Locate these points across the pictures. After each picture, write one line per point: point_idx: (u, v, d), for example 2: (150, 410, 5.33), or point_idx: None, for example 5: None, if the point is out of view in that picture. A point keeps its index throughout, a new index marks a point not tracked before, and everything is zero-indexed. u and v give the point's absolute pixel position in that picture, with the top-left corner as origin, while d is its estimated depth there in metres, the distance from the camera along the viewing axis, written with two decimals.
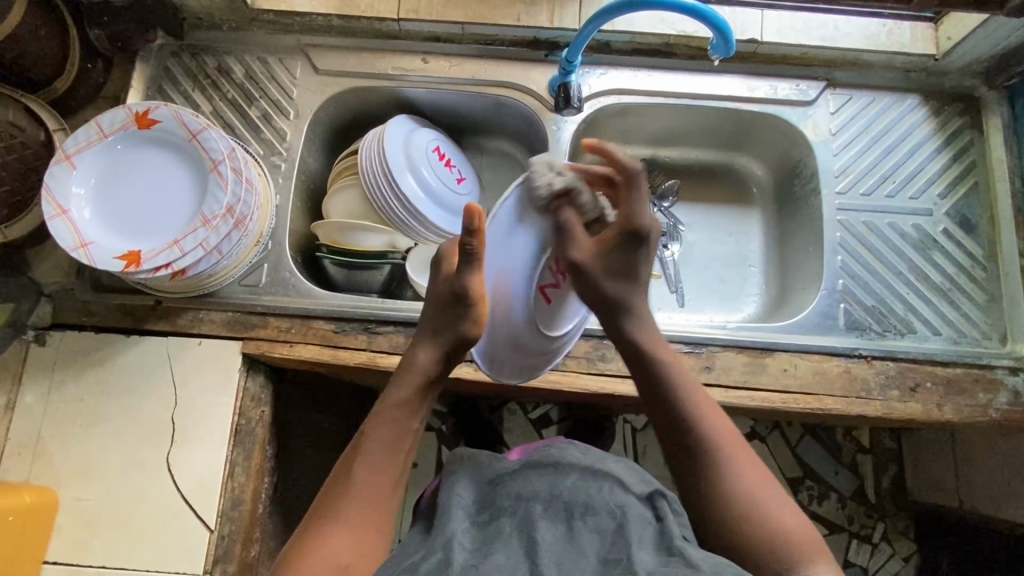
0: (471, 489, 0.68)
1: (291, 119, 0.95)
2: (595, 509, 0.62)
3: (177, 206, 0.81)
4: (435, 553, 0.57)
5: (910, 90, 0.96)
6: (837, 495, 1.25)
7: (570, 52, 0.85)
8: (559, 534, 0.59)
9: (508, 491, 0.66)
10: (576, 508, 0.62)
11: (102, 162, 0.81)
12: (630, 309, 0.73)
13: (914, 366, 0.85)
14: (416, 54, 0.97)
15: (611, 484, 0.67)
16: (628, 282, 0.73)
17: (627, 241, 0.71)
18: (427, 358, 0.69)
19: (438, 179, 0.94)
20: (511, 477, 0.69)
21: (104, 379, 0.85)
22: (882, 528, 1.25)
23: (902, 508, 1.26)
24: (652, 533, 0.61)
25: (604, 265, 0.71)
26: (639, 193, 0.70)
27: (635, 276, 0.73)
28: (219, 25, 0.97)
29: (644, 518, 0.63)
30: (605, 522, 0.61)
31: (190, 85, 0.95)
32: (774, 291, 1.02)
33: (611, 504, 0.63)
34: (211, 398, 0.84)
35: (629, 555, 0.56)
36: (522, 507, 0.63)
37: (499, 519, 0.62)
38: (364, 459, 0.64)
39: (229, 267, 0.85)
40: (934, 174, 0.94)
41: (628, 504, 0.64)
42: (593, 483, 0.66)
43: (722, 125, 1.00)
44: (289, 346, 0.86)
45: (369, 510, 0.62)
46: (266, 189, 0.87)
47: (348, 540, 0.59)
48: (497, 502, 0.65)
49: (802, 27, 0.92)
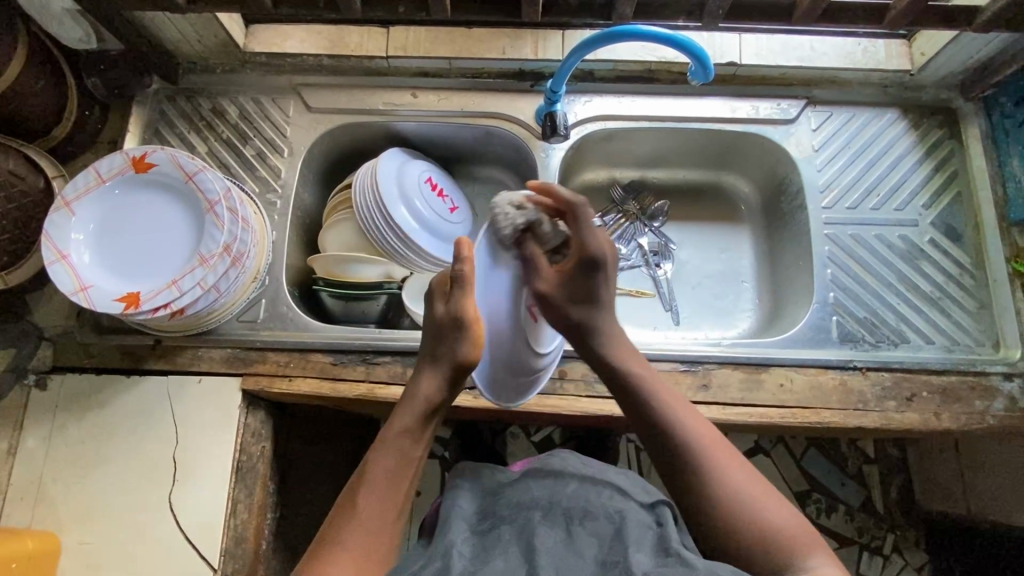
0: (473, 501, 0.70)
1: (285, 156, 0.97)
2: (593, 515, 0.64)
3: (177, 247, 0.83)
4: (436, 559, 0.59)
5: (889, 105, 0.98)
6: (845, 507, 1.25)
7: (555, 82, 0.87)
8: (559, 540, 0.61)
9: (510, 500, 0.67)
10: (574, 514, 0.64)
11: (102, 209, 0.83)
12: (595, 327, 0.71)
13: (909, 375, 0.86)
14: (406, 89, 0.99)
15: (611, 493, 0.68)
16: (591, 306, 0.71)
17: (584, 268, 0.68)
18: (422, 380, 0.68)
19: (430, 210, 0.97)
20: (509, 487, 0.70)
21: (106, 420, 0.85)
22: (892, 538, 1.24)
23: (911, 517, 1.25)
24: (651, 539, 0.61)
25: (561, 295, 0.70)
26: (585, 223, 0.69)
27: (601, 297, 0.71)
28: (213, 68, 1.00)
29: (643, 523, 0.63)
30: (604, 527, 0.63)
31: (186, 127, 0.98)
32: (768, 308, 1.02)
33: (610, 510, 0.65)
34: (212, 436, 0.85)
35: (626, 556, 0.58)
36: (522, 515, 0.64)
37: (500, 526, 0.64)
38: (359, 505, 0.61)
39: (229, 303, 0.86)
40: (917, 186, 0.95)
41: (628, 509, 0.65)
42: (593, 491, 0.67)
43: (707, 145, 1.02)
44: (289, 380, 0.87)
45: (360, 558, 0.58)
46: (262, 226, 0.89)
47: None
48: (499, 512, 0.67)
49: (780, 49, 0.95)
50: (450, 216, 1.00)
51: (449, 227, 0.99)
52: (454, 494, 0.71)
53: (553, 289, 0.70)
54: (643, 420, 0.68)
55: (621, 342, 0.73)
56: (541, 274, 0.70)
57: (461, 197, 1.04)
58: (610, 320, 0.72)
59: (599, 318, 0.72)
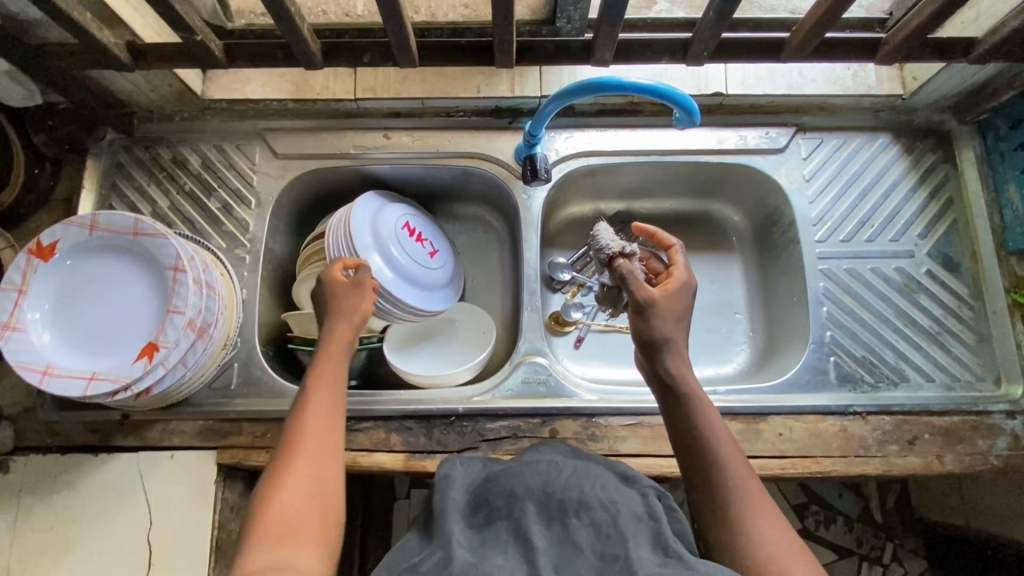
0: (464, 489, 0.65)
1: (253, 208, 0.92)
2: (589, 505, 0.56)
3: (136, 319, 0.77)
4: (436, 551, 0.54)
5: (881, 129, 0.94)
6: (844, 518, 1.23)
7: (533, 126, 0.82)
8: (553, 537, 0.54)
9: (503, 490, 0.61)
10: (569, 505, 0.56)
11: (58, 284, 0.76)
12: (664, 347, 0.69)
13: (910, 418, 0.83)
14: (377, 130, 0.94)
15: (606, 481, 0.61)
16: (679, 323, 0.70)
17: (686, 290, 0.72)
18: (339, 332, 0.73)
19: (410, 259, 0.91)
20: (501, 475, 0.64)
21: (74, 501, 0.81)
22: (891, 548, 1.22)
23: (909, 525, 1.23)
24: (646, 533, 0.54)
25: (670, 305, 0.70)
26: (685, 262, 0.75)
27: (686, 311, 0.72)
28: (171, 115, 0.94)
29: (637, 515, 0.57)
30: (600, 515, 0.55)
31: (145, 179, 0.92)
32: (761, 343, 0.98)
33: (604, 500, 0.57)
34: (189, 513, 0.80)
35: (627, 551, 0.51)
36: (514, 507, 0.58)
37: (493, 523, 0.58)
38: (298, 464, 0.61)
39: (199, 373, 0.80)
40: (912, 215, 0.92)
41: (622, 499, 0.58)
42: (586, 478, 0.60)
43: (694, 176, 0.98)
44: (266, 453, 0.82)
45: (320, 493, 0.59)
46: (230, 289, 0.83)
47: (307, 529, 0.56)
48: (492, 503, 0.60)
49: (767, 76, 0.91)
50: (430, 262, 0.94)
51: (431, 274, 0.94)
52: (446, 480, 0.67)
53: (659, 292, 0.70)
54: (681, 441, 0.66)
55: (686, 365, 0.70)
56: (639, 282, 0.71)
57: (441, 239, 0.99)
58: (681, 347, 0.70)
59: (675, 342, 0.69)
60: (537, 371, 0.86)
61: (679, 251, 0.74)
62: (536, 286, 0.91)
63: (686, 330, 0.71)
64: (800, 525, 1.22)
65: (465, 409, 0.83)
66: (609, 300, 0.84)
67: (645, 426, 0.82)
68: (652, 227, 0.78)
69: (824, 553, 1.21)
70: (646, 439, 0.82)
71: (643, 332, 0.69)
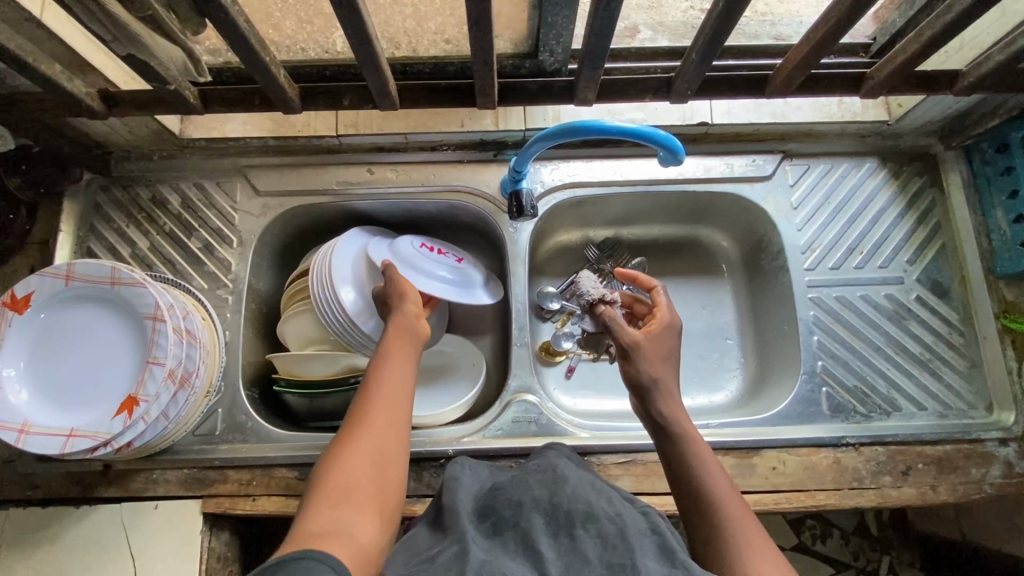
0: (472, 497, 0.61)
1: (234, 247, 0.90)
2: (597, 516, 0.53)
3: (113, 371, 0.75)
4: (448, 547, 0.51)
5: (867, 154, 0.94)
6: (840, 532, 1.18)
7: (518, 162, 0.82)
8: (560, 547, 0.51)
9: (510, 496, 0.57)
10: (576, 516, 0.53)
11: (29, 338, 0.74)
12: (652, 386, 0.68)
13: (903, 448, 0.83)
14: (361, 165, 0.93)
15: (615, 495, 0.59)
16: (666, 358, 0.70)
17: (670, 329, 0.72)
18: (399, 318, 0.73)
19: (436, 273, 0.87)
20: (507, 484, 0.60)
21: (53, 557, 0.78)
22: (887, 561, 1.17)
23: (905, 538, 1.19)
24: (652, 545, 0.51)
25: (655, 344, 0.70)
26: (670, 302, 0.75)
27: (670, 347, 0.72)
28: (149, 155, 0.93)
29: (642, 529, 0.53)
30: (607, 527, 0.52)
31: (124, 221, 0.91)
32: (753, 370, 0.97)
33: (611, 512, 0.54)
34: (172, 564, 0.78)
35: (634, 561, 0.48)
36: (522, 514, 0.54)
37: (501, 527, 0.54)
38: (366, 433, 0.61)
39: (182, 423, 0.78)
40: (900, 241, 0.92)
41: (628, 512, 0.55)
42: (592, 489, 0.57)
43: (681, 204, 0.98)
44: (252, 500, 0.81)
45: (381, 468, 0.59)
46: (213, 335, 0.82)
47: (369, 500, 0.56)
48: (498, 509, 0.57)
49: (752, 107, 0.91)
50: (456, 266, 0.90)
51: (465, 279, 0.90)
52: (454, 483, 0.64)
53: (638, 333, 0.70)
54: (673, 477, 0.64)
55: (679, 406, 0.68)
56: (623, 326, 0.71)
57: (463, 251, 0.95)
58: (669, 381, 0.69)
59: (665, 382, 0.68)
60: (528, 409, 0.85)
61: (661, 293, 0.75)
62: (525, 321, 0.89)
63: (674, 369, 0.71)
64: (795, 541, 1.16)
65: (455, 451, 0.82)
66: (590, 343, 0.97)
67: (637, 464, 0.82)
68: (633, 269, 0.80)
69: (819, 569, 1.16)
70: (639, 477, 0.81)
71: (630, 372, 0.69)
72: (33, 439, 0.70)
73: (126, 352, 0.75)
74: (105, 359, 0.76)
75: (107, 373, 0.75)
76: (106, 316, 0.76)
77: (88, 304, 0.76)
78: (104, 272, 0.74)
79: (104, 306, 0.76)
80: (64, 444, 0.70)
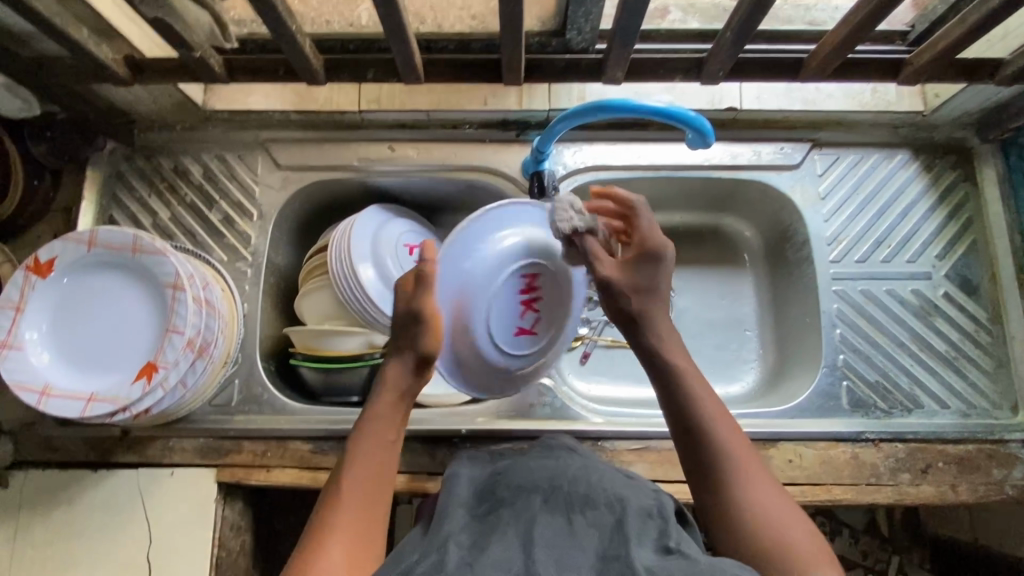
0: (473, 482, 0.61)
1: (254, 220, 0.90)
2: (595, 501, 0.54)
3: (133, 338, 0.76)
4: (441, 536, 0.51)
5: (898, 146, 0.92)
6: (850, 530, 1.16)
7: (541, 142, 0.80)
8: (558, 529, 0.51)
9: (510, 480, 0.58)
10: (575, 501, 0.54)
11: (53, 301, 0.75)
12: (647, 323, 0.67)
13: (924, 446, 0.81)
14: (382, 142, 0.92)
15: (616, 478, 0.58)
16: (653, 293, 0.67)
17: (648, 257, 0.67)
18: (398, 369, 0.65)
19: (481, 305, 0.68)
20: (507, 467, 0.61)
21: (72, 518, 0.80)
22: (896, 561, 1.16)
23: (916, 539, 1.17)
24: (650, 532, 0.51)
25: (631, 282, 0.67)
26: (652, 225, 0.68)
27: (654, 280, 0.67)
28: (172, 125, 0.92)
29: (646, 511, 0.53)
30: (604, 516, 0.52)
31: (146, 190, 0.91)
32: (772, 362, 0.96)
33: (611, 497, 0.54)
34: (187, 531, 0.79)
35: (627, 551, 0.48)
36: (522, 498, 0.55)
37: (500, 510, 0.55)
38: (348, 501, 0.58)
39: (200, 393, 0.79)
40: (930, 235, 0.89)
41: (631, 495, 0.55)
42: (593, 472, 0.57)
43: (705, 191, 0.96)
44: (266, 471, 0.82)
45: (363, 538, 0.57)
46: (232, 307, 0.82)
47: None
48: (498, 492, 0.57)
49: (783, 92, 0.88)
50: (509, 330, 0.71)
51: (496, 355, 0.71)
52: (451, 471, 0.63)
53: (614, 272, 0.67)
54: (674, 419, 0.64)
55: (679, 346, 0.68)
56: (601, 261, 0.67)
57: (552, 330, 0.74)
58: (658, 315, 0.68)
59: (655, 317, 0.67)
60: (542, 393, 0.85)
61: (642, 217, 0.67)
62: None
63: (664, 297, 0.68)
64: None
65: (469, 430, 0.82)
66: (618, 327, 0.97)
67: (652, 451, 0.81)
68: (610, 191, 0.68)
69: None
70: (652, 464, 0.80)
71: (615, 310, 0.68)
72: (54, 402, 0.71)
73: (147, 321, 0.76)
74: (126, 328, 0.76)
75: (128, 341, 0.76)
76: (128, 284, 0.77)
77: (111, 271, 0.77)
78: (127, 241, 0.75)
79: (126, 275, 0.77)
80: (82, 408, 0.71)
